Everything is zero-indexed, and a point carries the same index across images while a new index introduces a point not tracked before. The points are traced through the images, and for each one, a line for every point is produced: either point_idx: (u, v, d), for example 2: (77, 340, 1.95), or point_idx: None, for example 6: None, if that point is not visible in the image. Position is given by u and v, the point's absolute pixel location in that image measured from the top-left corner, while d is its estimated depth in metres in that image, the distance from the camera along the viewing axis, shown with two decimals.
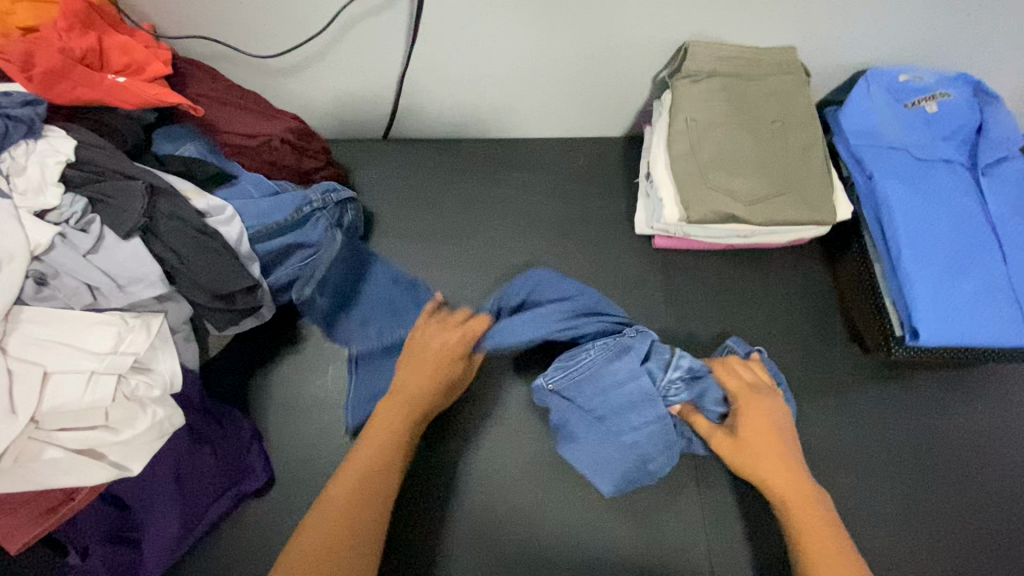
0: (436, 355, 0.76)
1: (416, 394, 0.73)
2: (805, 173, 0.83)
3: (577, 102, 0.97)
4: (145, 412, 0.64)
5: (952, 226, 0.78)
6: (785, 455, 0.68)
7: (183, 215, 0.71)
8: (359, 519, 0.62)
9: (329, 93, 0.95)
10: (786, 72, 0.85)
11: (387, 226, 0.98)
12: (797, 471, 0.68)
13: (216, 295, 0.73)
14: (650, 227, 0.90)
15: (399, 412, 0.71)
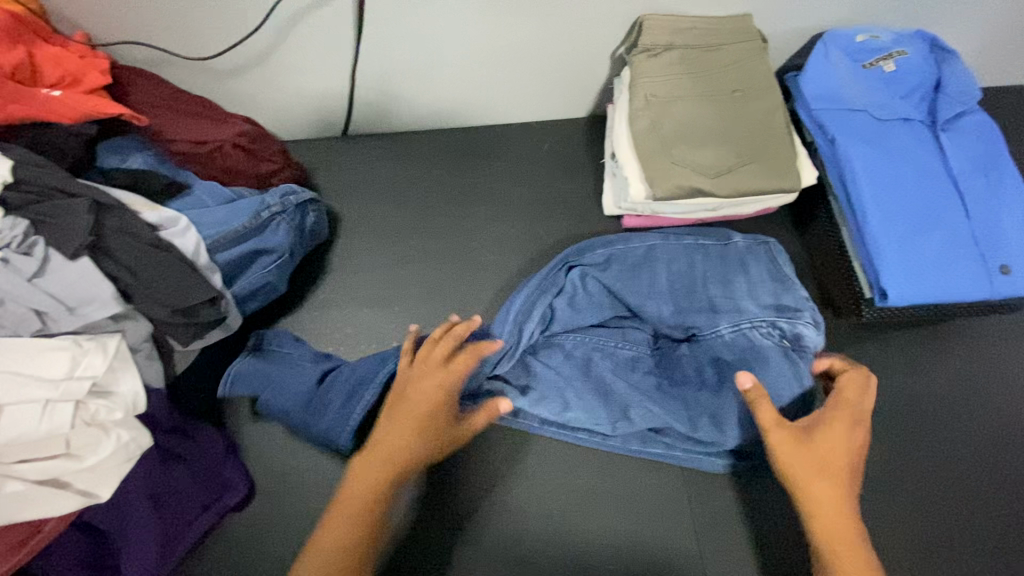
0: (425, 397, 0.66)
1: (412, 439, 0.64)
2: (767, 141, 0.82)
3: (539, 85, 0.95)
4: (109, 436, 0.62)
5: (916, 184, 0.78)
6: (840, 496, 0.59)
7: (134, 231, 0.69)
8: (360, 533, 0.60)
9: (282, 93, 0.92)
10: (744, 39, 0.84)
11: (353, 225, 0.96)
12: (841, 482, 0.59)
13: (175, 309, 0.70)
14: (618, 207, 0.89)
15: (410, 428, 0.64)
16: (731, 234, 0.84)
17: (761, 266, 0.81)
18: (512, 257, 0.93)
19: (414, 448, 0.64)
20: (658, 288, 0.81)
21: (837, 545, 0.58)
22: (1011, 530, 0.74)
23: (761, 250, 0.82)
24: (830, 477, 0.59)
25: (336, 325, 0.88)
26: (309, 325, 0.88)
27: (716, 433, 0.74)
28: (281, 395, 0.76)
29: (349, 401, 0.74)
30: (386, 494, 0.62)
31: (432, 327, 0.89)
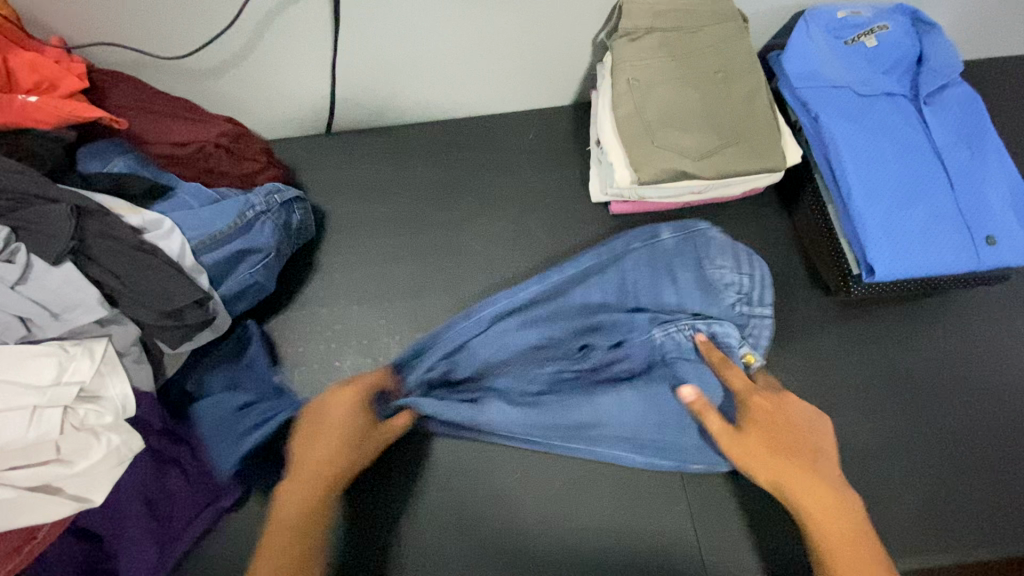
0: (337, 411, 0.68)
1: (330, 452, 0.65)
2: (751, 121, 0.82)
3: (522, 74, 0.95)
4: (99, 441, 0.62)
5: (899, 159, 0.78)
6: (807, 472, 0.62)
7: (117, 234, 0.69)
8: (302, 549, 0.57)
9: (262, 91, 0.91)
10: (724, 20, 0.84)
11: (340, 222, 0.95)
12: (796, 457, 0.63)
13: (162, 312, 0.70)
14: (605, 193, 0.89)
15: (326, 440, 0.65)
16: (658, 230, 0.84)
17: (691, 269, 0.82)
18: (501, 249, 0.93)
19: (341, 457, 0.65)
20: (589, 304, 0.81)
21: (827, 523, 0.59)
22: (1003, 501, 0.74)
23: (688, 249, 0.83)
24: (784, 456, 0.63)
25: (326, 323, 0.88)
26: (299, 324, 0.87)
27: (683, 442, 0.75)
28: (200, 413, 0.75)
29: (249, 428, 0.74)
30: (321, 505, 0.61)
31: (423, 321, 0.88)
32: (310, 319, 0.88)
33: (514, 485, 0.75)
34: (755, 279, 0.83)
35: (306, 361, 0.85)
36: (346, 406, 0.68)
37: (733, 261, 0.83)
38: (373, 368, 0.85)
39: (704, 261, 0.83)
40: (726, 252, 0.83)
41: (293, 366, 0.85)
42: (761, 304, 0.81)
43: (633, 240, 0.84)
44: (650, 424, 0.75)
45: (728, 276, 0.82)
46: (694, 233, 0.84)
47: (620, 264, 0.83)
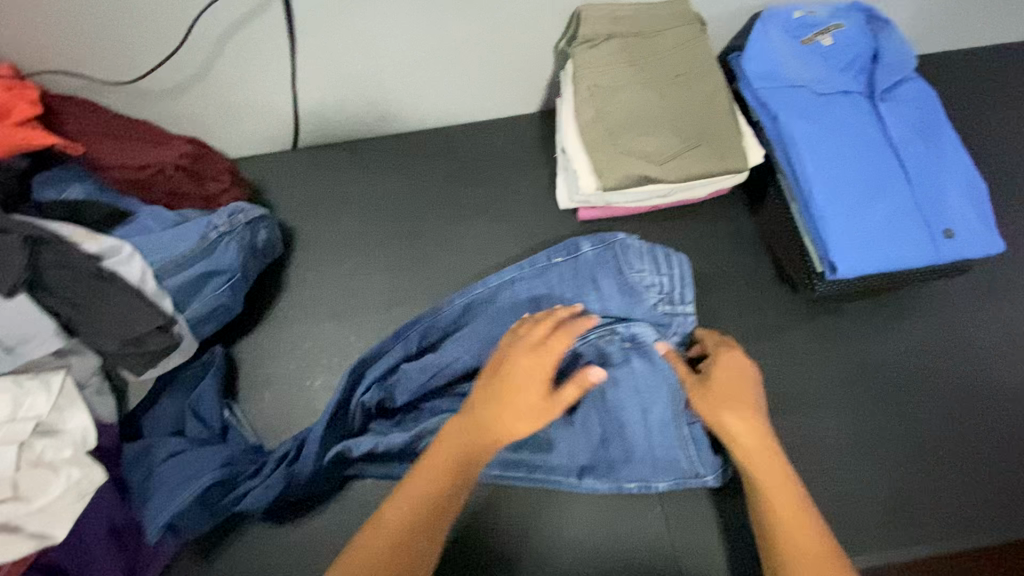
0: (521, 367, 0.63)
1: (499, 413, 0.62)
2: (712, 123, 0.82)
3: (486, 82, 0.95)
4: (59, 476, 0.61)
5: (858, 155, 0.78)
6: (756, 432, 0.62)
7: (72, 263, 0.67)
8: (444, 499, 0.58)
9: (223, 109, 0.90)
10: (681, 24, 0.84)
11: (308, 238, 0.94)
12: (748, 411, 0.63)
13: (124, 340, 0.70)
14: (571, 200, 0.89)
15: (494, 402, 0.62)
16: (579, 244, 0.81)
17: (610, 276, 0.79)
18: (471, 260, 0.93)
19: (503, 419, 0.62)
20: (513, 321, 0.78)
21: (764, 470, 0.60)
22: (975, 489, 0.75)
23: (608, 258, 0.80)
24: (736, 406, 0.63)
25: (296, 342, 0.87)
26: (269, 345, 0.86)
27: (625, 458, 0.73)
28: (132, 465, 0.70)
29: (183, 477, 0.69)
30: (472, 462, 0.60)
31: None
32: (279, 339, 0.87)
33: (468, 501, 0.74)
34: (676, 277, 0.78)
35: (276, 381, 0.84)
36: (532, 364, 0.63)
37: (651, 261, 0.79)
38: None
39: (623, 265, 0.79)
40: (644, 256, 0.79)
41: (263, 388, 0.83)
42: (684, 303, 0.78)
43: (552, 256, 0.81)
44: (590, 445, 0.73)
45: (648, 278, 0.78)
46: (612, 243, 0.80)
47: (542, 280, 0.80)
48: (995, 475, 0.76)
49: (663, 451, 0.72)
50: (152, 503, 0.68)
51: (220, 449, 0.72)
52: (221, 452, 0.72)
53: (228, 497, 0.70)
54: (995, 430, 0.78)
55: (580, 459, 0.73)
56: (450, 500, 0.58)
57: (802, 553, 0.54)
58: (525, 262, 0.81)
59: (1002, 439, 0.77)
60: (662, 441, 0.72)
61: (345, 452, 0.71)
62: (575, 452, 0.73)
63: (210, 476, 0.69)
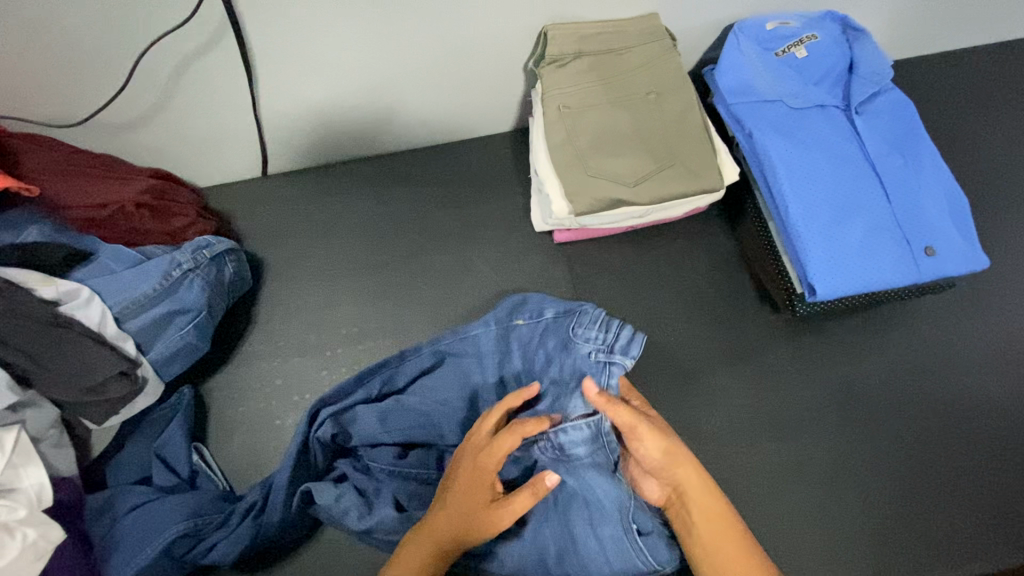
0: (463, 483, 0.63)
1: (442, 520, 0.62)
2: (685, 141, 0.80)
3: (456, 102, 0.92)
4: (14, 538, 0.59)
5: (835, 172, 0.77)
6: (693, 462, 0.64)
7: (27, 312, 0.65)
8: None
9: (186, 140, 0.88)
10: (651, 40, 0.82)
11: (278, 269, 0.92)
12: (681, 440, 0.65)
13: (83, 388, 0.68)
14: (546, 223, 0.86)
15: (440, 507, 0.63)
16: (542, 308, 0.79)
17: (558, 340, 0.78)
18: (446, 285, 0.91)
19: (448, 527, 0.61)
20: (468, 379, 0.78)
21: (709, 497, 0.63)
22: (956, 515, 0.74)
23: (564, 325, 0.78)
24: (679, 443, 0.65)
25: (266, 379, 0.84)
26: (239, 382, 0.84)
27: (572, 560, 0.69)
28: (98, 517, 0.69)
29: (154, 527, 0.67)
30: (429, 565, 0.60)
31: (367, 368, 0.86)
32: (249, 376, 0.85)
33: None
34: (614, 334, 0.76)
35: (247, 421, 0.82)
36: (471, 469, 0.64)
37: (599, 323, 0.76)
38: None
39: (572, 331, 0.77)
40: (597, 321, 0.77)
41: (234, 428, 0.81)
42: (625, 356, 0.74)
43: (515, 316, 0.80)
44: (543, 542, 0.69)
45: (591, 335, 0.76)
46: (571, 309, 0.79)
47: (505, 342, 0.79)
48: (978, 499, 0.74)
49: (612, 555, 0.67)
50: (116, 558, 0.66)
51: (187, 497, 0.70)
52: (193, 496, 0.70)
53: (196, 548, 0.68)
54: (978, 452, 0.77)
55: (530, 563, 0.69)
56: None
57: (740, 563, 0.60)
58: (487, 320, 0.79)
59: (984, 460, 0.76)
60: (613, 549, 0.67)
61: (309, 490, 0.70)
62: (528, 552, 0.69)
63: (176, 528, 0.66)
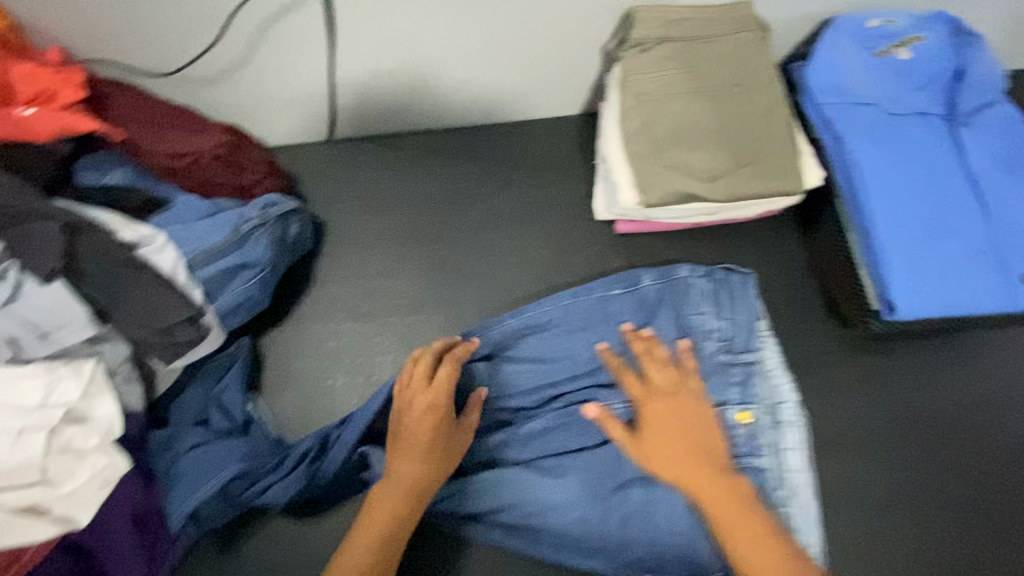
0: (418, 422, 0.67)
1: (406, 474, 0.65)
2: (767, 139, 0.77)
3: (527, 82, 0.91)
4: (84, 463, 0.62)
5: (931, 185, 0.72)
6: (688, 467, 0.61)
7: (108, 250, 0.68)
8: (390, 533, 0.63)
9: (262, 100, 0.90)
10: (742, 30, 0.78)
11: (337, 234, 0.93)
12: (681, 443, 0.63)
13: (155, 329, 0.70)
14: (609, 212, 0.84)
15: (404, 460, 0.66)
16: (639, 276, 0.79)
17: (669, 317, 0.77)
18: (501, 268, 0.90)
19: (422, 473, 0.65)
20: (561, 349, 0.78)
21: (711, 497, 0.60)
22: (1007, 559, 0.71)
23: (668, 299, 0.78)
24: (680, 456, 0.62)
25: (319, 339, 0.86)
26: (293, 340, 0.86)
27: (639, 531, 0.70)
28: (160, 450, 0.73)
29: (210, 467, 0.70)
30: (401, 522, 0.64)
31: (417, 340, 0.87)
32: (304, 335, 0.87)
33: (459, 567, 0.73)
34: (741, 323, 0.76)
35: (299, 378, 0.84)
36: (423, 411, 0.67)
37: (713, 304, 0.77)
38: (364, 387, 0.84)
39: (682, 309, 0.77)
40: (706, 296, 0.78)
41: (286, 383, 0.84)
42: (748, 350, 0.75)
43: (611, 287, 0.79)
44: (606, 515, 0.71)
45: (711, 325, 0.76)
46: (675, 280, 0.78)
47: (600, 309, 0.79)
48: None
49: (686, 530, 0.70)
50: (175, 491, 0.70)
51: (243, 441, 0.73)
52: (243, 441, 0.73)
53: (249, 490, 0.71)
54: None
55: (595, 528, 0.70)
56: (392, 540, 0.63)
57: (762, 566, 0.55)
58: (581, 289, 0.79)
59: None
60: (683, 523, 0.70)
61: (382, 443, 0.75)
62: (582, 524, 0.71)
63: (225, 473, 0.69)
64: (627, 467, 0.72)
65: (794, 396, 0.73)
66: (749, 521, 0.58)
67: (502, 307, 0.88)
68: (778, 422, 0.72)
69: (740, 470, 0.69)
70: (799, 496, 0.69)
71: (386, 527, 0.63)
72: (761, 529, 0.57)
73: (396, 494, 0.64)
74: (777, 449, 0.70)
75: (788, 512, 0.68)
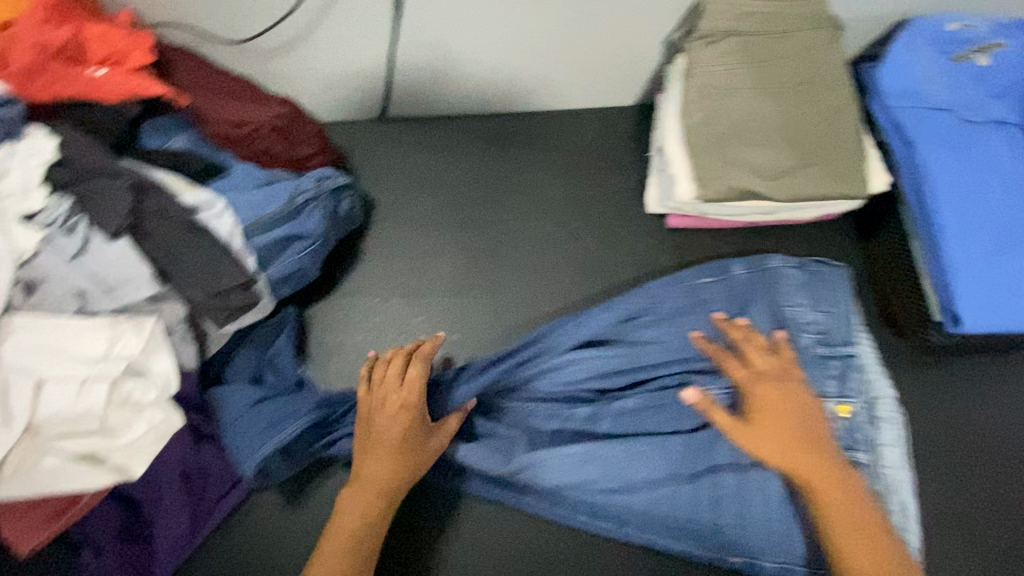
0: (390, 422, 0.68)
1: (378, 475, 0.66)
2: (834, 140, 0.75)
3: (585, 71, 0.90)
4: (142, 416, 0.64)
5: (1005, 197, 0.70)
6: (805, 456, 0.58)
7: (171, 212, 0.70)
8: (363, 533, 0.64)
9: (321, 75, 0.90)
10: (813, 27, 0.77)
11: (386, 212, 0.94)
12: (795, 434, 0.59)
13: (210, 293, 0.71)
14: (663, 206, 0.83)
15: (374, 461, 0.66)
16: (730, 266, 0.79)
17: (764, 306, 0.76)
18: (549, 255, 0.89)
19: (393, 474, 0.66)
20: (646, 337, 0.77)
21: (823, 485, 0.58)
22: None
23: (762, 287, 0.78)
24: (794, 444, 0.59)
25: (364, 315, 0.87)
26: (339, 314, 0.87)
27: (729, 516, 0.69)
28: (226, 404, 0.72)
29: (278, 419, 0.70)
30: (374, 521, 0.65)
31: (461, 322, 0.87)
32: (350, 309, 0.88)
33: (539, 537, 0.74)
34: (840, 316, 0.75)
35: (343, 351, 0.85)
36: (394, 411, 0.68)
37: (809, 297, 0.76)
38: None
39: (779, 300, 0.77)
40: (802, 288, 0.77)
41: (331, 356, 0.85)
42: (847, 343, 0.73)
43: (700, 275, 0.79)
44: (697, 496, 0.70)
45: (809, 316, 0.75)
46: (767, 270, 0.78)
47: (692, 298, 0.78)
48: None
49: (778, 517, 0.68)
50: (244, 444, 0.69)
51: (310, 397, 0.73)
52: (319, 400, 0.72)
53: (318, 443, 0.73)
54: None
55: (689, 511, 0.69)
56: (366, 540, 0.64)
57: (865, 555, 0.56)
58: (672, 278, 0.80)
59: None
60: (776, 510, 0.68)
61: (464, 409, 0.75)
62: (671, 501, 0.70)
63: (295, 426, 0.70)
64: (719, 451, 0.71)
65: (891, 391, 0.72)
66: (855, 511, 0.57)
67: (547, 294, 0.87)
68: (876, 417, 0.70)
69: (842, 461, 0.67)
70: (901, 492, 0.67)
71: (360, 528, 0.64)
72: (864, 517, 0.57)
73: (370, 495, 0.66)
74: (877, 445, 0.69)
75: (891, 508, 0.66)
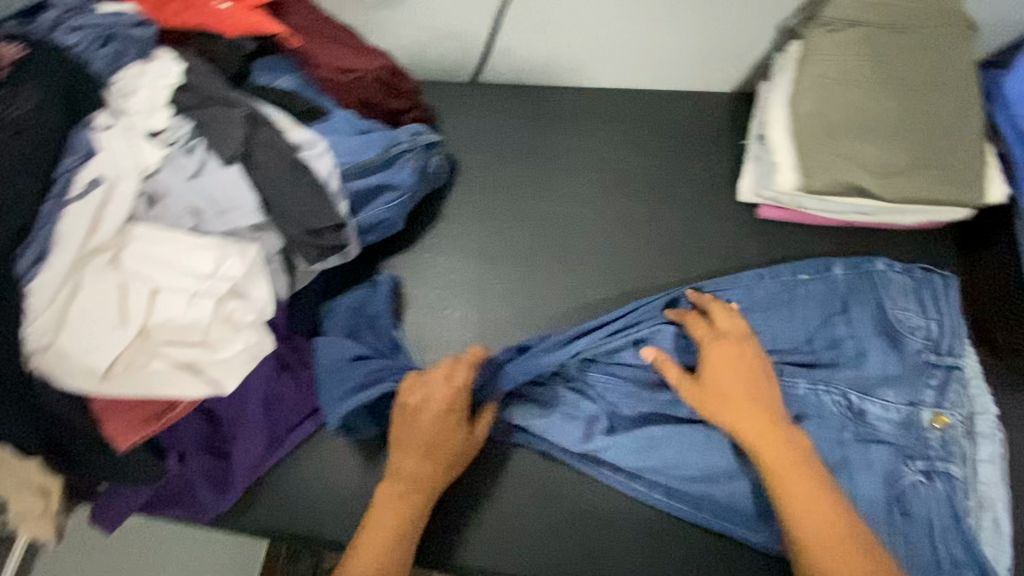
0: (435, 423, 0.68)
1: (417, 470, 0.68)
2: (951, 143, 0.72)
3: (687, 51, 0.89)
4: (238, 335, 0.68)
5: None
6: (745, 414, 0.63)
7: (278, 146, 0.72)
8: (405, 525, 0.66)
9: (424, 31, 0.91)
10: (941, 24, 0.74)
11: (471, 174, 0.94)
12: (751, 397, 0.64)
13: (307, 230, 0.72)
14: (757, 194, 0.81)
15: (416, 457, 0.68)
16: (831, 264, 0.78)
17: (867, 310, 0.75)
18: (629, 233, 0.89)
19: (434, 470, 0.68)
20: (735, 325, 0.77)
21: (768, 449, 0.61)
22: None
23: (866, 289, 0.76)
24: (738, 401, 0.64)
25: (442, 270, 0.89)
26: (418, 266, 0.89)
27: None
28: (320, 353, 0.74)
29: (370, 378, 0.72)
30: (415, 515, 0.67)
31: (536, 289, 0.87)
32: (428, 264, 0.89)
33: (617, 506, 0.73)
34: (949, 327, 0.73)
35: (419, 303, 0.87)
36: (440, 411, 0.69)
37: (916, 304, 0.75)
38: (480, 323, 0.85)
39: (884, 305, 0.75)
40: (909, 295, 0.75)
41: (406, 306, 0.87)
42: (954, 354, 0.72)
43: (798, 271, 0.78)
44: None
45: (915, 324, 0.73)
46: (871, 273, 0.77)
47: (789, 294, 0.77)
48: None
49: None
50: (333, 396, 0.71)
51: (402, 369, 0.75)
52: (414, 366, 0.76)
53: None
54: None
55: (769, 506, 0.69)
56: (409, 533, 0.66)
57: (820, 537, 0.56)
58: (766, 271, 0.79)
59: None
60: None
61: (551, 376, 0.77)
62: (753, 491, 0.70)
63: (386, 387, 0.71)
64: None
65: (994, 409, 0.70)
66: (808, 483, 0.59)
67: (624, 271, 0.87)
68: (973, 433, 0.69)
69: (931, 471, 0.67)
70: (992, 511, 0.66)
71: (402, 523, 0.66)
72: (827, 497, 0.58)
73: (412, 490, 0.67)
74: (969, 460, 0.68)
75: (981, 525, 0.66)
